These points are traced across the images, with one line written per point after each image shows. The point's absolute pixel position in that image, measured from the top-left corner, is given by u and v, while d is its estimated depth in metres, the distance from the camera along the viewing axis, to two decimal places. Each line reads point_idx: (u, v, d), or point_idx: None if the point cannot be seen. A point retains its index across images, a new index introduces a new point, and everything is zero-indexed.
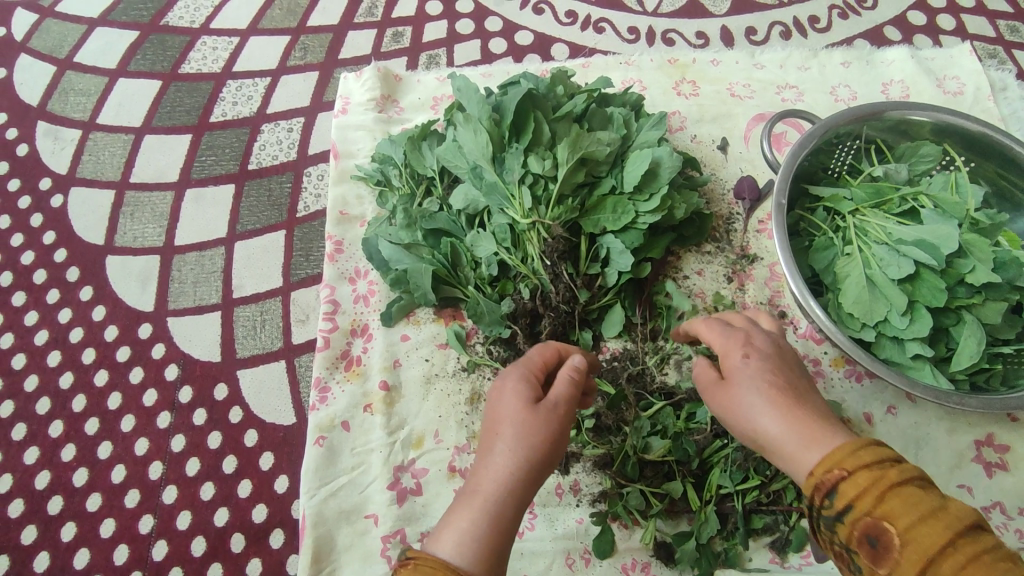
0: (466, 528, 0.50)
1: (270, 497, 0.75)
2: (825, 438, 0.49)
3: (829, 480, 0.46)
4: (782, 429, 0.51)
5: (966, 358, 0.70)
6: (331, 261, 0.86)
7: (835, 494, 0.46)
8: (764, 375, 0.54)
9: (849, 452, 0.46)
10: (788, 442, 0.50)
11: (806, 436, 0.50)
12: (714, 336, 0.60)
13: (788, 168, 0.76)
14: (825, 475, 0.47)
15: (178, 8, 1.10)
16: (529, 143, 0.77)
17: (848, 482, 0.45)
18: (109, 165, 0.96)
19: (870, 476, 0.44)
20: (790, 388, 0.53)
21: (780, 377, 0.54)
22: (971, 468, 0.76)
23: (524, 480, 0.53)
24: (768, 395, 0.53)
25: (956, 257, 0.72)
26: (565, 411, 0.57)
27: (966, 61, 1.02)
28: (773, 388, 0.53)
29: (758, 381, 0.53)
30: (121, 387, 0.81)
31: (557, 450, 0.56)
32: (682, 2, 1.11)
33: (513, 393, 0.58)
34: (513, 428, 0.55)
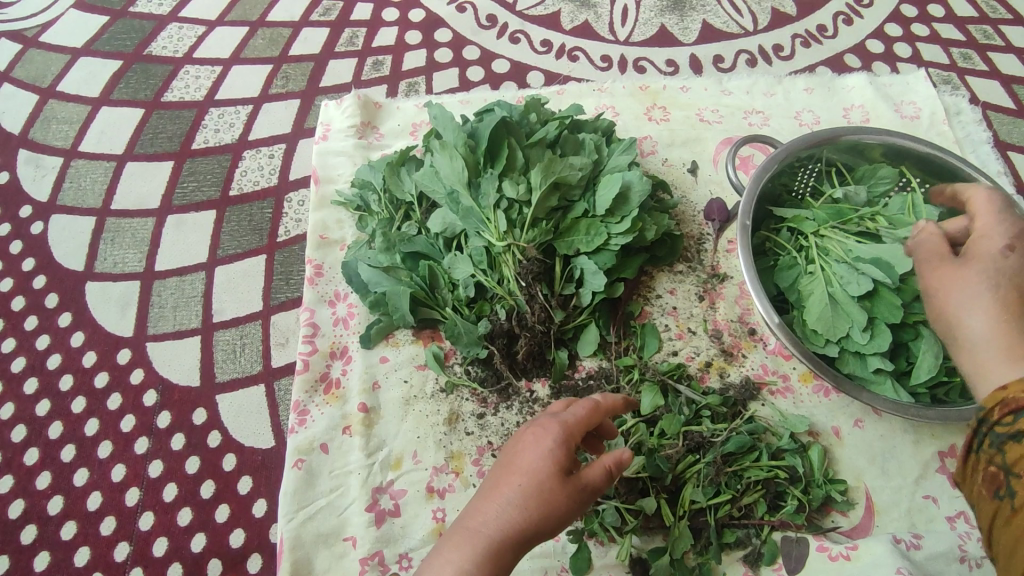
0: (453, 571, 0.52)
1: (248, 521, 0.75)
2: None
3: (1008, 396, 0.51)
4: (985, 340, 0.57)
5: (925, 371, 0.73)
6: (311, 285, 0.88)
7: (1022, 414, 0.48)
8: (1000, 288, 0.59)
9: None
10: (986, 355, 0.56)
11: (1005, 351, 0.55)
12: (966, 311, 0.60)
13: (752, 191, 0.79)
14: (1001, 391, 0.51)
15: (161, 38, 1.12)
16: (502, 168, 0.79)
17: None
18: (91, 192, 0.97)
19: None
20: (1007, 303, 0.58)
21: (995, 289, 0.59)
22: (936, 478, 0.78)
23: (525, 542, 0.54)
24: (990, 312, 0.58)
25: (911, 275, 0.75)
26: (592, 493, 0.56)
27: (921, 87, 1.07)
28: (998, 302, 0.58)
29: (987, 282, 0.59)
30: (98, 414, 0.81)
31: (568, 521, 0.56)
32: (652, 31, 1.16)
33: (548, 455, 0.55)
34: (532, 496, 0.54)
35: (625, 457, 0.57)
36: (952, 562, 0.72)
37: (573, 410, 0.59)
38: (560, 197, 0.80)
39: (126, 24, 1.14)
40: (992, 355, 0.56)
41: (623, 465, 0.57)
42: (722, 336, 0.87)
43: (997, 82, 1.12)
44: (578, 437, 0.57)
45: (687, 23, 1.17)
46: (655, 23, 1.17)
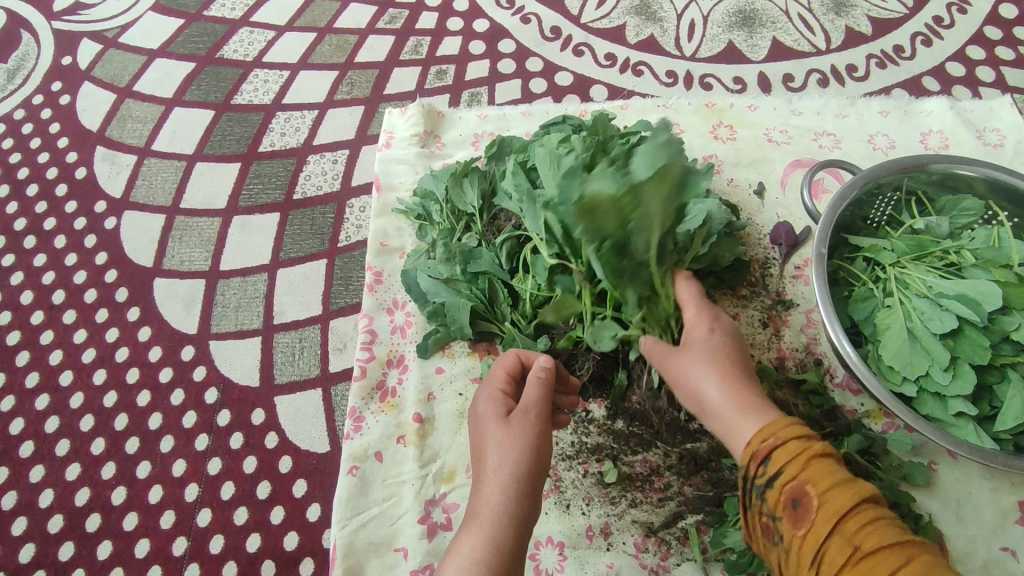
0: (469, 555, 0.54)
1: (302, 525, 0.76)
2: (760, 409, 0.57)
3: (765, 450, 0.55)
4: (723, 390, 0.59)
5: (1011, 418, 0.68)
6: (370, 291, 0.88)
7: (769, 460, 0.54)
8: (720, 351, 0.62)
9: (782, 425, 0.55)
10: (725, 412, 0.58)
11: (748, 407, 0.58)
12: (715, 395, 0.59)
13: (829, 217, 0.77)
14: (762, 446, 0.55)
15: (232, 42, 1.15)
16: None
17: (778, 450, 0.54)
18: (161, 190, 0.99)
19: (800, 447, 0.54)
20: (743, 375, 0.60)
21: (722, 356, 0.61)
22: (1015, 530, 0.74)
23: (519, 493, 0.56)
24: (722, 383, 0.59)
25: (1000, 314, 0.71)
26: (541, 417, 0.61)
27: (1006, 115, 1.03)
28: (720, 355, 0.61)
29: (717, 360, 0.61)
30: (162, 408, 0.83)
31: (543, 456, 0.59)
32: (720, 47, 1.14)
33: (484, 414, 0.62)
34: (495, 447, 0.59)
35: (544, 368, 0.64)
36: None
37: (494, 370, 0.67)
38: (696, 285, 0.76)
39: (200, 27, 1.17)
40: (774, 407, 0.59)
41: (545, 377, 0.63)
42: (786, 365, 0.84)
43: None
44: (505, 390, 0.64)
45: (756, 40, 1.14)
46: (723, 39, 1.15)
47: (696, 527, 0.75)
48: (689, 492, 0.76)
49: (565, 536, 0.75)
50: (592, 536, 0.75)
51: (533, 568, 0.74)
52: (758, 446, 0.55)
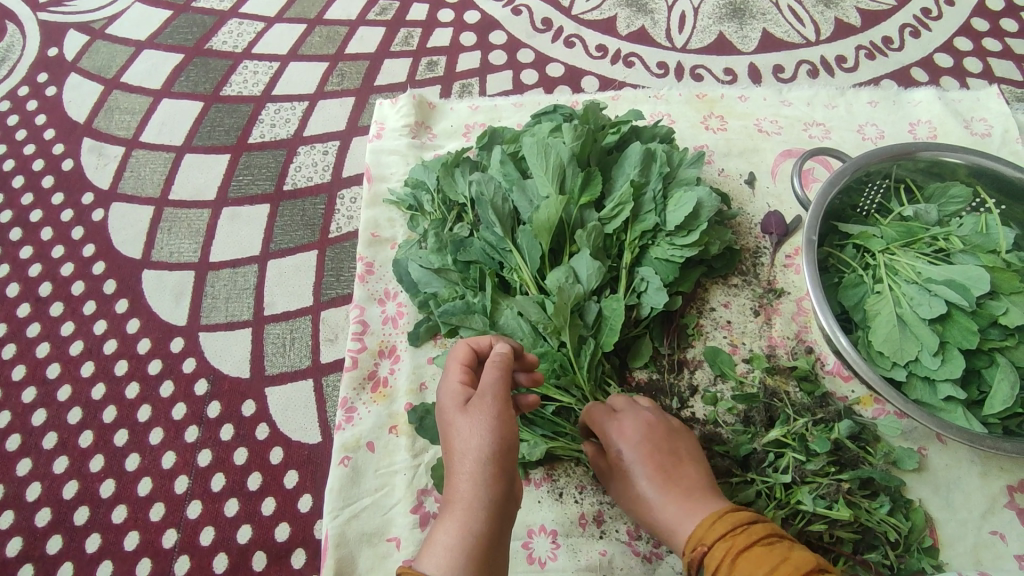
0: (447, 544, 0.53)
1: (293, 516, 0.75)
2: (694, 510, 0.65)
3: (700, 552, 0.61)
4: (655, 493, 0.67)
5: (1000, 402, 0.69)
6: (362, 282, 0.88)
7: (703, 563, 0.61)
8: (649, 451, 0.68)
9: (711, 525, 0.62)
10: (665, 513, 0.66)
11: (680, 503, 0.66)
12: (659, 505, 0.66)
13: (819, 206, 0.77)
14: (696, 550, 0.62)
15: (221, 34, 1.14)
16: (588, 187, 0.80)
17: (709, 554, 0.61)
18: (150, 181, 0.98)
19: (727, 541, 0.60)
20: (667, 473, 0.67)
21: (644, 460, 0.68)
22: (1004, 514, 0.75)
23: (488, 476, 0.55)
24: (657, 488, 0.67)
25: (989, 299, 0.71)
26: (501, 398, 0.59)
27: (993, 105, 1.04)
28: (652, 452, 0.68)
29: (646, 458, 0.68)
30: (151, 401, 0.82)
31: (509, 435, 0.58)
32: (711, 39, 1.14)
33: (447, 404, 0.61)
34: (460, 435, 0.58)
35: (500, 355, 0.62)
36: None
37: (450, 363, 0.65)
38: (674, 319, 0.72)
39: (188, 18, 1.16)
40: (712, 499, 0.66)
41: (503, 361, 0.62)
42: (777, 353, 0.84)
43: None
44: (465, 378, 0.63)
45: (746, 31, 1.15)
46: (714, 30, 1.15)
47: None
48: None
49: (558, 524, 0.75)
50: (585, 524, 0.75)
51: (527, 556, 0.74)
52: (692, 556, 0.62)
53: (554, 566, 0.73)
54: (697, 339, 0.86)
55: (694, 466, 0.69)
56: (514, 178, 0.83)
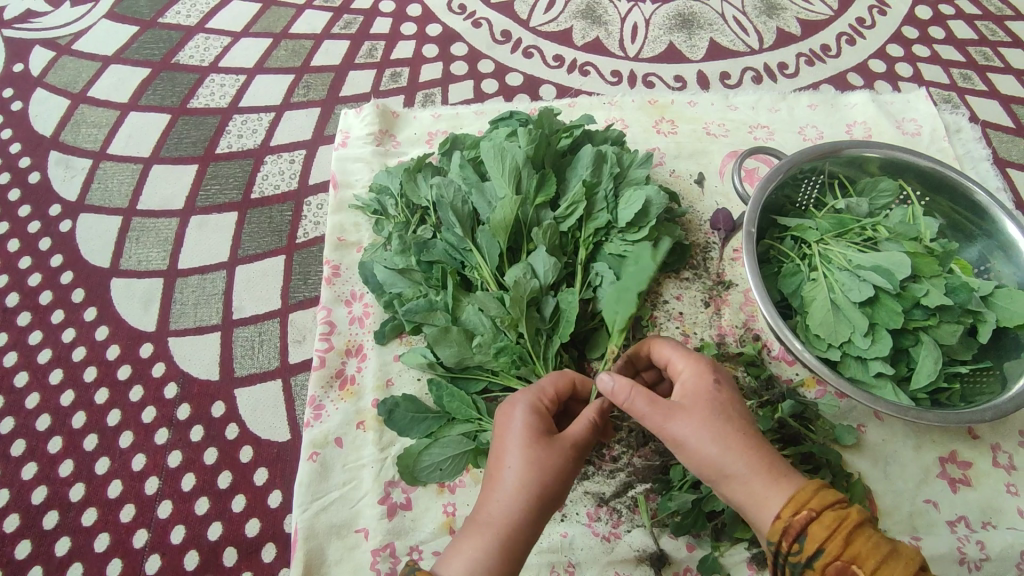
0: (473, 558, 0.56)
1: (263, 511, 0.77)
2: (782, 480, 0.56)
3: (799, 525, 0.54)
4: (728, 454, 0.57)
5: (924, 377, 0.74)
6: (328, 284, 0.91)
7: (805, 537, 0.53)
8: (726, 404, 0.60)
9: (812, 494, 0.55)
10: (752, 488, 0.56)
11: (768, 474, 0.57)
12: (735, 467, 0.57)
13: (757, 200, 0.82)
14: (794, 520, 0.54)
15: (188, 48, 1.17)
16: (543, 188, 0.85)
17: (815, 522, 0.53)
18: (118, 192, 1.00)
19: (835, 521, 0.53)
20: (746, 438, 0.58)
21: (709, 416, 0.58)
22: (936, 483, 0.80)
23: (529, 512, 0.58)
24: (733, 450, 0.57)
25: (912, 283, 0.77)
26: (577, 450, 0.61)
27: (922, 106, 1.12)
28: (720, 411, 0.59)
29: (722, 414, 0.59)
30: (120, 405, 0.83)
31: (567, 477, 0.60)
32: (661, 48, 1.20)
33: (522, 420, 0.62)
34: (524, 455, 0.60)
35: (603, 410, 0.63)
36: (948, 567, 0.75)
37: (540, 384, 0.67)
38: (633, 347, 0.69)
39: (155, 34, 1.18)
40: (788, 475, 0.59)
41: (601, 418, 0.63)
42: (727, 341, 0.89)
43: (996, 101, 1.16)
44: (546, 406, 0.64)
45: (695, 41, 1.21)
46: (664, 40, 1.22)
47: (644, 495, 0.78)
48: (638, 463, 0.80)
49: None
50: None
51: None
52: (790, 530, 0.54)
53: None
54: (651, 330, 0.90)
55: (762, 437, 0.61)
56: (473, 181, 0.87)
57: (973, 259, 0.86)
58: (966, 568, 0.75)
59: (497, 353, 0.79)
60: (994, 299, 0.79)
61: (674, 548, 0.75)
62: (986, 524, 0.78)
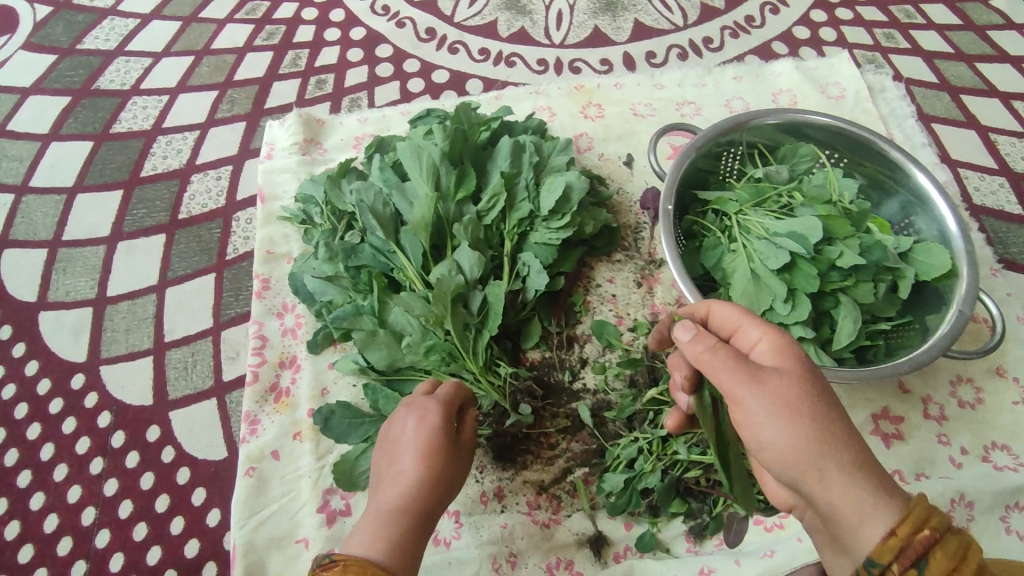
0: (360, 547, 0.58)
1: (202, 531, 0.77)
2: (884, 492, 0.48)
3: (920, 545, 0.45)
4: (824, 448, 0.49)
5: (845, 337, 0.75)
6: (259, 298, 0.90)
7: (926, 563, 0.44)
8: (820, 382, 0.53)
9: (926, 513, 0.46)
10: (850, 494, 0.48)
11: (871, 486, 0.48)
12: (827, 458, 0.49)
13: (674, 176, 0.81)
14: (914, 540, 0.45)
15: (108, 73, 1.15)
16: (462, 183, 0.84)
17: (938, 549, 0.44)
18: (42, 225, 0.99)
19: (960, 549, 0.44)
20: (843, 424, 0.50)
21: (803, 394, 0.50)
22: (870, 440, 0.82)
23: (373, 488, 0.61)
24: (826, 420, 0.49)
25: (827, 245, 0.78)
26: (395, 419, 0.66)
27: (846, 68, 1.12)
28: (816, 391, 0.51)
29: (817, 396, 0.51)
30: (53, 439, 0.83)
31: (450, 465, 0.62)
32: (587, 33, 1.20)
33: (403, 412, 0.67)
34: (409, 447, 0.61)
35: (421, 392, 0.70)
36: None
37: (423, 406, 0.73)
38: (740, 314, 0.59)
39: (74, 61, 1.16)
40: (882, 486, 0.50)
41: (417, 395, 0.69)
42: (660, 319, 0.91)
43: (920, 58, 1.17)
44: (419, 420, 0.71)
45: (619, 23, 1.21)
46: (589, 25, 1.21)
47: (583, 479, 0.79)
48: (576, 448, 0.81)
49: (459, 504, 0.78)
50: (486, 501, 0.78)
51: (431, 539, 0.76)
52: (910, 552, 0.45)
53: (458, 545, 0.76)
54: (584, 316, 0.90)
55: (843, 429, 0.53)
56: (393, 182, 0.86)
57: (895, 217, 0.87)
58: None
59: (427, 352, 0.79)
60: (913, 254, 0.80)
61: (612, 529, 0.76)
62: (919, 475, 0.80)
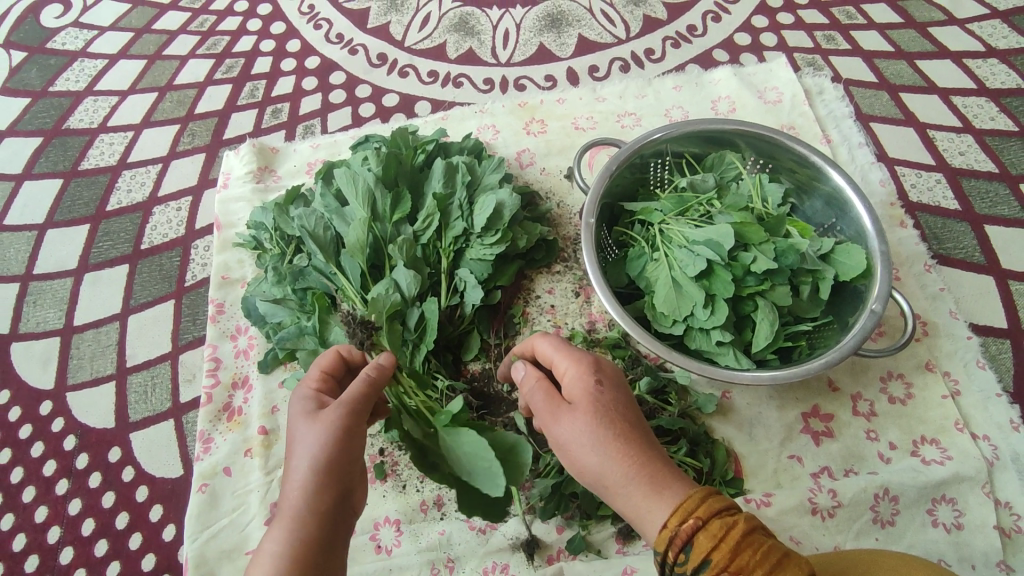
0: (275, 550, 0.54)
1: (159, 546, 0.82)
2: (667, 490, 0.55)
3: (684, 535, 0.52)
4: (609, 464, 0.56)
5: (763, 339, 0.78)
6: (213, 322, 0.95)
7: (690, 547, 0.51)
8: (616, 405, 0.59)
9: (700, 501, 0.53)
10: (635, 499, 0.56)
11: (650, 487, 0.55)
12: (608, 469, 0.56)
13: (597, 189, 0.83)
14: (681, 528, 0.52)
15: (77, 112, 1.21)
16: (397, 206, 0.88)
17: (702, 531, 0.52)
18: (15, 260, 1.05)
19: (722, 528, 0.51)
20: (629, 440, 0.57)
21: (590, 420, 0.58)
22: (800, 439, 0.85)
23: (313, 482, 0.56)
24: (607, 440, 0.57)
25: (742, 251, 0.81)
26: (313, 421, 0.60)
27: (783, 73, 1.15)
28: (605, 416, 0.58)
29: (602, 420, 0.58)
30: (22, 462, 0.88)
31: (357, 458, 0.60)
32: (532, 50, 1.24)
33: (297, 417, 0.62)
34: (305, 431, 0.59)
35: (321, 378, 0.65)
36: (805, 514, 0.79)
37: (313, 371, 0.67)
38: (557, 345, 0.65)
39: (47, 103, 1.23)
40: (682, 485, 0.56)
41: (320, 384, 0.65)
42: (597, 327, 0.94)
43: (859, 58, 1.19)
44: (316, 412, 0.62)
45: (564, 39, 1.25)
46: (534, 42, 1.25)
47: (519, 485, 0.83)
48: None
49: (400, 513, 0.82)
50: (426, 509, 0.82)
51: (374, 547, 0.80)
52: (675, 539, 0.52)
53: (399, 552, 0.80)
54: (524, 327, 0.95)
55: (653, 437, 0.59)
56: (334, 208, 0.90)
57: (818, 219, 0.90)
58: (822, 517, 0.79)
59: None
60: (833, 255, 0.82)
61: (545, 532, 0.80)
62: (848, 471, 0.83)
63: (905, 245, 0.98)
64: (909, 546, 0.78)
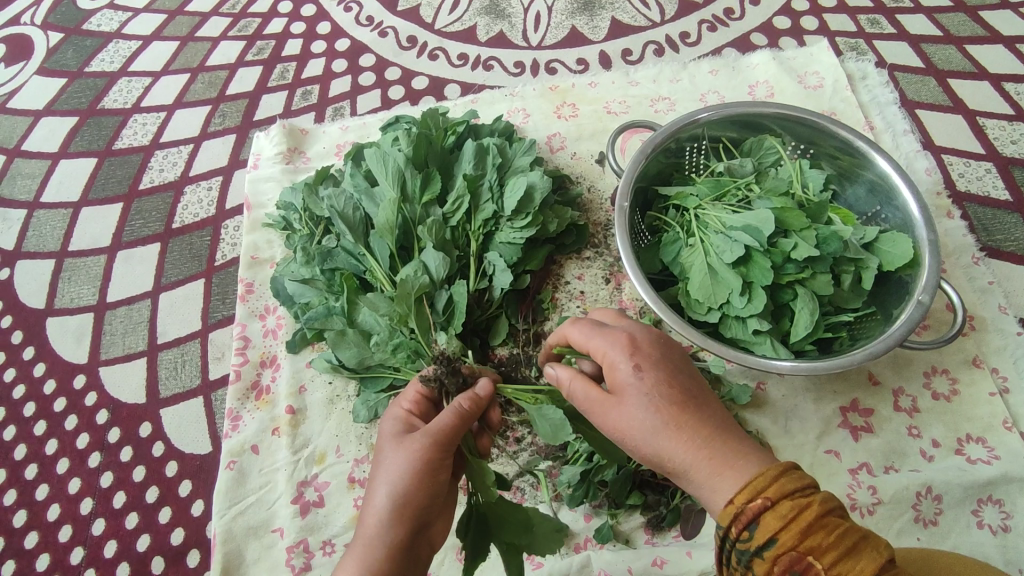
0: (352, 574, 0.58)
1: (187, 520, 0.83)
2: (731, 470, 0.53)
3: (750, 512, 0.50)
4: (670, 449, 0.55)
5: (802, 328, 0.76)
6: (243, 301, 0.95)
7: (756, 526, 0.49)
8: (660, 389, 0.57)
9: (768, 480, 0.50)
10: (701, 479, 0.54)
11: (713, 467, 0.54)
12: (669, 452, 0.55)
13: (632, 172, 0.81)
14: (747, 507, 0.50)
15: (112, 93, 1.22)
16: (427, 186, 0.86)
17: (770, 511, 0.49)
18: (51, 237, 1.07)
19: (792, 509, 0.48)
20: (685, 420, 0.56)
21: (640, 411, 0.57)
22: (837, 433, 0.82)
23: (391, 514, 0.60)
24: (663, 425, 0.56)
25: (781, 238, 0.78)
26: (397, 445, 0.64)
27: (825, 57, 1.11)
28: (657, 401, 0.56)
29: (651, 408, 0.56)
30: (57, 434, 0.90)
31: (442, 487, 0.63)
32: (564, 34, 1.22)
33: (388, 438, 0.66)
34: (391, 452, 0.62)
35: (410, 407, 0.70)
36: None
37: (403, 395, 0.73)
38: (584, 334, 0.63)
39: (83, 83, 1.24)
40: (745, 462, 0.53)
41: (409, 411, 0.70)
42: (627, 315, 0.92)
43: (905, 43, 1.15)
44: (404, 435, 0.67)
45: (596, 22, 1.23)
46: (566, 25, 1.23)
47: (546, 472, 0.82)
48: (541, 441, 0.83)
49: None
50: None
51: None
52: (740, 518, 0.50)
53: None
54: (552, 312, 0.93)
55: (713, 410, 0.57)
56: (363, 187, 0.88)
57: (861, 207, 0.87)
58: (858, 514, 0.77)
59: (393, 350, 0.80)
60: (877, 244, 0.79)
61: (572, 519, 0.79)
62: (887, 468, 0.80)
63: (952, 236, 0.94)
64: (953, 547, 0.75)
